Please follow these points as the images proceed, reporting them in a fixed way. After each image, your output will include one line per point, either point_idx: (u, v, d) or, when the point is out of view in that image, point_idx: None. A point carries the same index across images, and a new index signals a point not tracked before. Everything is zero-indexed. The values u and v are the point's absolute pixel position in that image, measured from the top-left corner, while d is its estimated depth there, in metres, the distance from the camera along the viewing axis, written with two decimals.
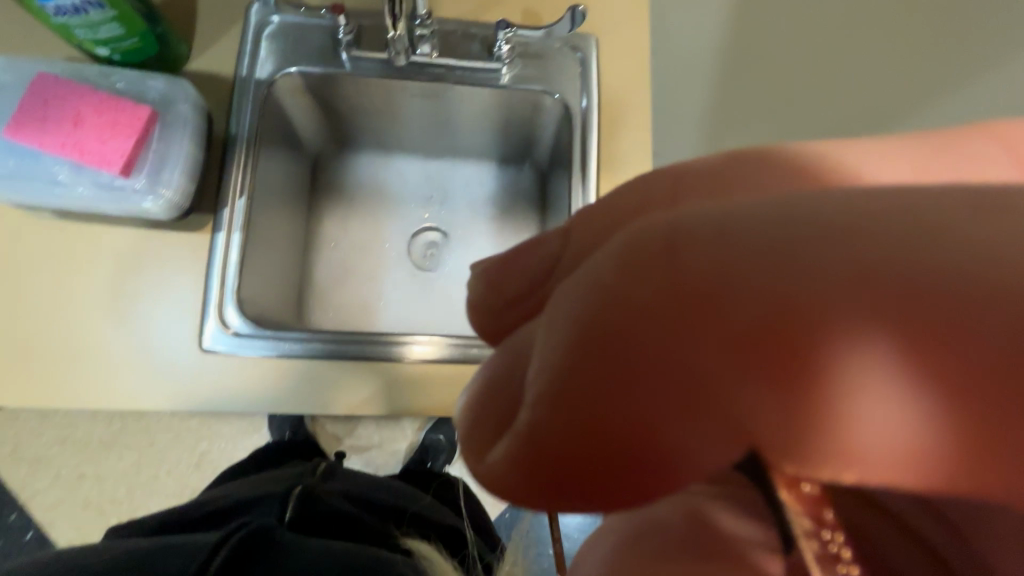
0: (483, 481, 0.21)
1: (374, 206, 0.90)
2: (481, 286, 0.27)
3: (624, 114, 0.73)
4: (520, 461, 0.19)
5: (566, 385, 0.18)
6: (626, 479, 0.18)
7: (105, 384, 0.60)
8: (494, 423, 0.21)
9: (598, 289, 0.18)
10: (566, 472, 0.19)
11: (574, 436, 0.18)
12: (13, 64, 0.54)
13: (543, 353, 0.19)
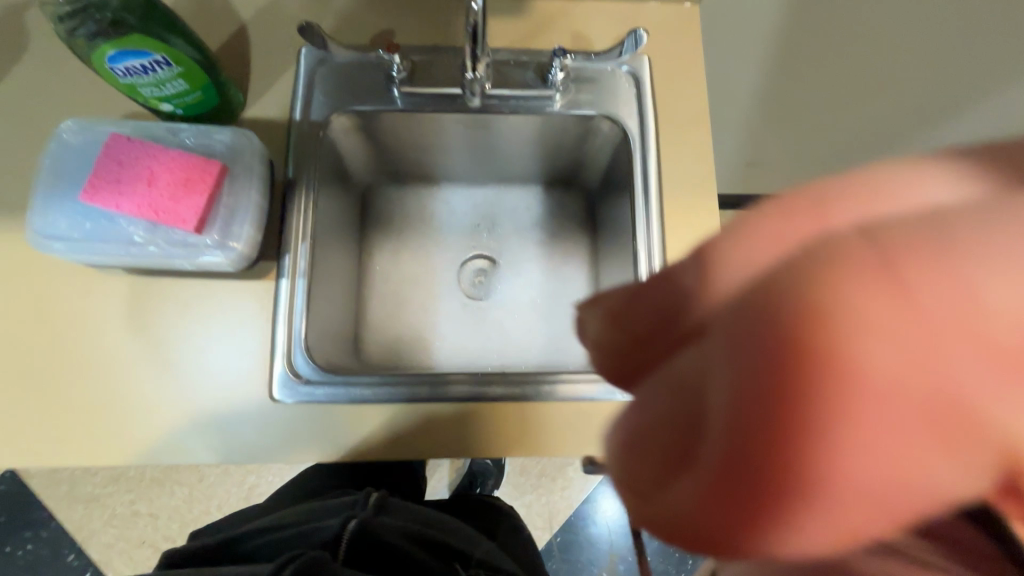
0: (654, 526, 0.16)
1: (424, 237, 0.89)
2: (604, 322, 0.19)
3: (682, 133, 0.71)
4: (711, 503, 0.15)
5: (763, 407, 0.14)
6: (857, 524, 0.14)
7: (170, 439, 0.60)
8: (661, 465, 0.16)
9: (811, 292, 0.14)
10: (775, 512, 0.14)
11: (785, 475, 0.14)
12: (88, 129, 0.54)
13: (734, 372, 0.15)
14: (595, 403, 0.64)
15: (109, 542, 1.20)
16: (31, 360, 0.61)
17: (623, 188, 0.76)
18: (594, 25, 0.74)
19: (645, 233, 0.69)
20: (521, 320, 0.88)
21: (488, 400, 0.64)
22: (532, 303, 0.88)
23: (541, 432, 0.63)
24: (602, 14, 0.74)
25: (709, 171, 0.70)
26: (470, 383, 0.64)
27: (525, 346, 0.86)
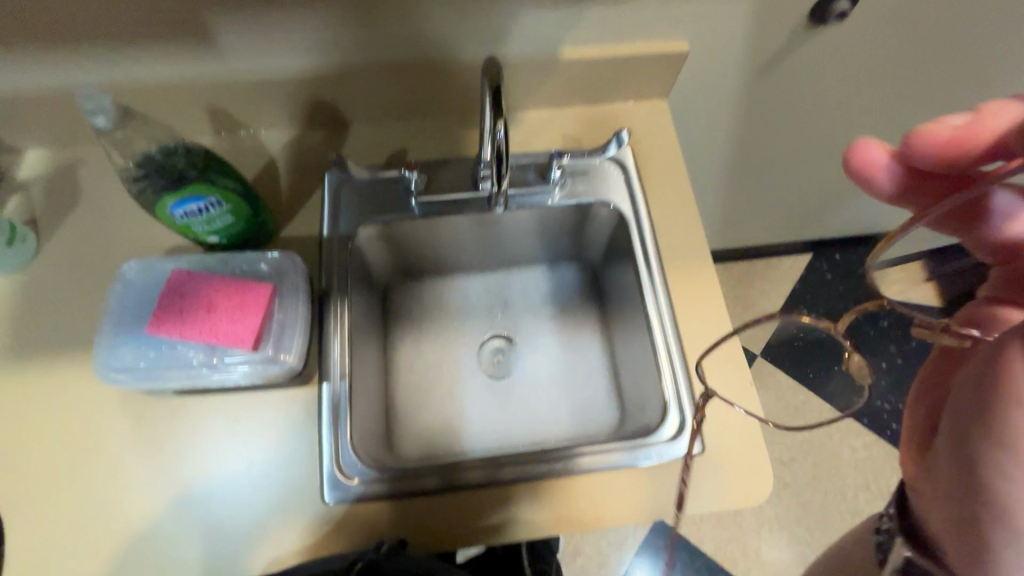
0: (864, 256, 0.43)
1: (444, 324, 0.95)
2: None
3: (672, 210, 0.80)
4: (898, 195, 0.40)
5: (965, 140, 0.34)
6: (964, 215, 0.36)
7: (213, 556, 0.61)
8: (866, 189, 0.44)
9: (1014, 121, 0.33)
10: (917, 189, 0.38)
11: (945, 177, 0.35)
12: (148, 266, 0.60)
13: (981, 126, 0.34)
14: (633, 468, 0.67)
15: None
16: (87, 488, 0.62)
17: (625, 261, 0.83)
18: (580, 125, 0.84)
19: (653, 301, 0.75)
20: (544, 394, 0.91)
21: (524, 477, 0.66)
22: (553, 377, 0.92)
23: (586, 504, 0.66)
24: (586, 115, 0.85)
25: (700, 238, 0.78)
26: (503, 462, 0.67)
27: (552, 420, 0.89)
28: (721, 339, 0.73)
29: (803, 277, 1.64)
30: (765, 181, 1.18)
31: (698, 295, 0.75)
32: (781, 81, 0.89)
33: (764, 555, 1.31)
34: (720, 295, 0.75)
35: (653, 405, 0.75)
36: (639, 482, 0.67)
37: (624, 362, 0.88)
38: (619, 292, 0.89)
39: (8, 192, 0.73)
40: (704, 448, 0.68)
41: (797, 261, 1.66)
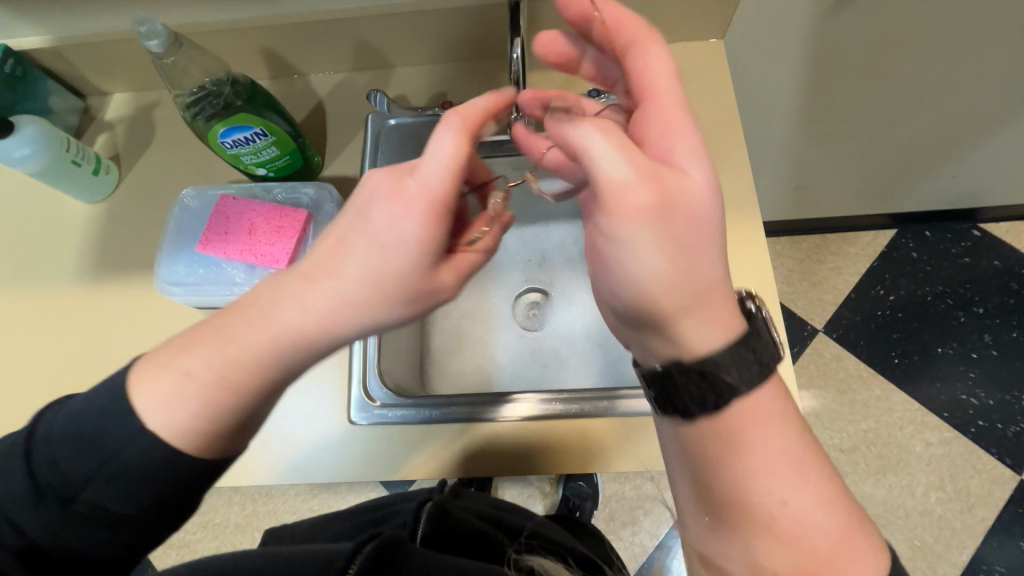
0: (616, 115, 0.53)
1: (480, 274, 0.96)
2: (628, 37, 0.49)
3: (720, 156, 0.76)
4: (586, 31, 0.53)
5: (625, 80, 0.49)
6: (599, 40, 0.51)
7: (257, 459, 0.67)
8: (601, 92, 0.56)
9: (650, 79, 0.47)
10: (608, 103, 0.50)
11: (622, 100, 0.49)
12: (202, 193, 0.66)
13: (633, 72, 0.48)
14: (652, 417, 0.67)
15: None
16: None
17: None
18: None
19: None
20: (576, 347, 0.90)
21: (517, 419, 0.68)
22: (586, 332, 0.91)
23: (601, 446, 0.66)
24: None
25: (747, 190, 0.73)
26: (502, 402, 0.69)
27: (581, 373, 0.88)
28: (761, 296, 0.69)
29: (883, 253, 1.49)
30: (839, 142, 1.08)
31: (740, 250, 0.71)
32: (860, 20, 0.80)
33: None
34: (764, 251, 0.71)
35: None
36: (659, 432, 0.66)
37: None
38: None
39: (97, 130, 0.82)
40: None
41: (877, 236, 1.51)
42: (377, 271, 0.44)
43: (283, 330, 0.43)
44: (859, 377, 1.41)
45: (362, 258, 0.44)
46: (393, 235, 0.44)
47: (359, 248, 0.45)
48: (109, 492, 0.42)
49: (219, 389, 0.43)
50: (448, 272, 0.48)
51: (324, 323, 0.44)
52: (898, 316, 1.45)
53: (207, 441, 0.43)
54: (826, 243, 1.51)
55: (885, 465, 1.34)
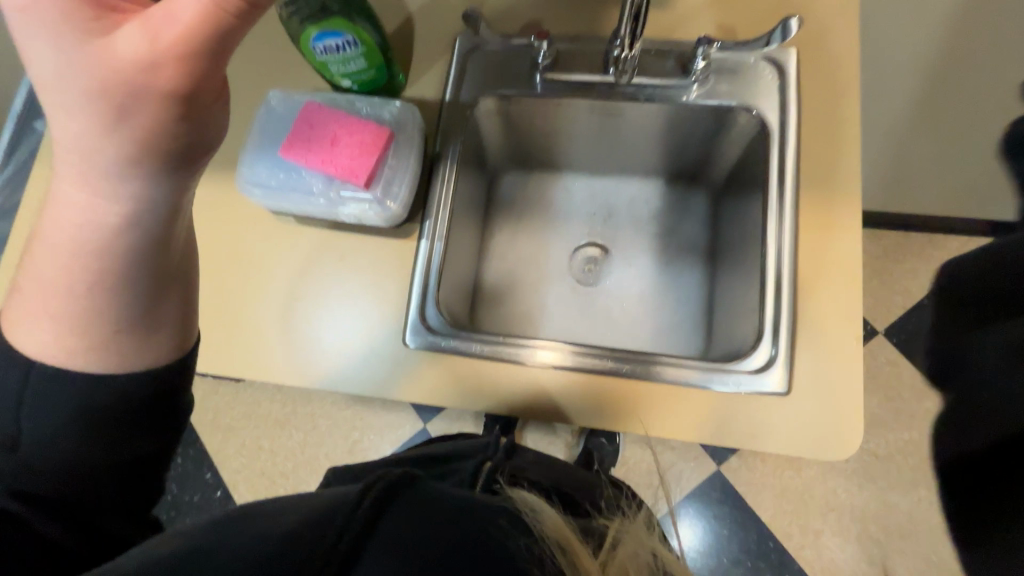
0: None
1: (542, 221, 0.94)
2: None
3: (834, 129, 0.69)
4: None
5: None
6: None
7: (314, 366, 0.70)
8: None
9: None
10: None
11: None
12: (288, 97, 0.66)
13: None
14: (702, 390, 0.65)
15: (237, 467, 1.53)
16: (225, 285, 0.73)
17: (755, 187, 0.75)
18: (740, 17, 0.74)
19: (775, 223, 0.68)
20: (628, 308, 0.89)
21: (539, 364, 0.68)
22: (640, 294, 0.90)
23: (646, 408, 0.66)
24: (756, 8, 0.74)
25: (852, 171, 0.68)
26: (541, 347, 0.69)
27: (630, 334, 0.87)
28: (845, 287, 0.65)
29: None
30: (959, 132, 0.97)
31: (833, 234, 0.66)
32: None
33: (824, 540, 1.27)
34: (857, 238, 0.66)
35: (744, 335, 0.72)
36: (709, 408, 0.65)
37: (723, 292, 0.83)
38: (737, 219, 0.82)
39: None
40: (790, 390, 0.64)
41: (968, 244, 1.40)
42: (108, 104, 0.40)
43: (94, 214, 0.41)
44: (913, 390, 1.34)
45: (68, 103, 0.40)
46: (99, 74, 0.39)
47: (67, 104, 0.40)
48: (41, 444, 0.42)
49: (72, 292, 0.41)
50: (135, 39, 0.39)
51: (113, 177, 0.41)
52: None
53: (98, 346, 0.42)
54: (910, 241, 1.41)
55: (919, 478, 1.29)
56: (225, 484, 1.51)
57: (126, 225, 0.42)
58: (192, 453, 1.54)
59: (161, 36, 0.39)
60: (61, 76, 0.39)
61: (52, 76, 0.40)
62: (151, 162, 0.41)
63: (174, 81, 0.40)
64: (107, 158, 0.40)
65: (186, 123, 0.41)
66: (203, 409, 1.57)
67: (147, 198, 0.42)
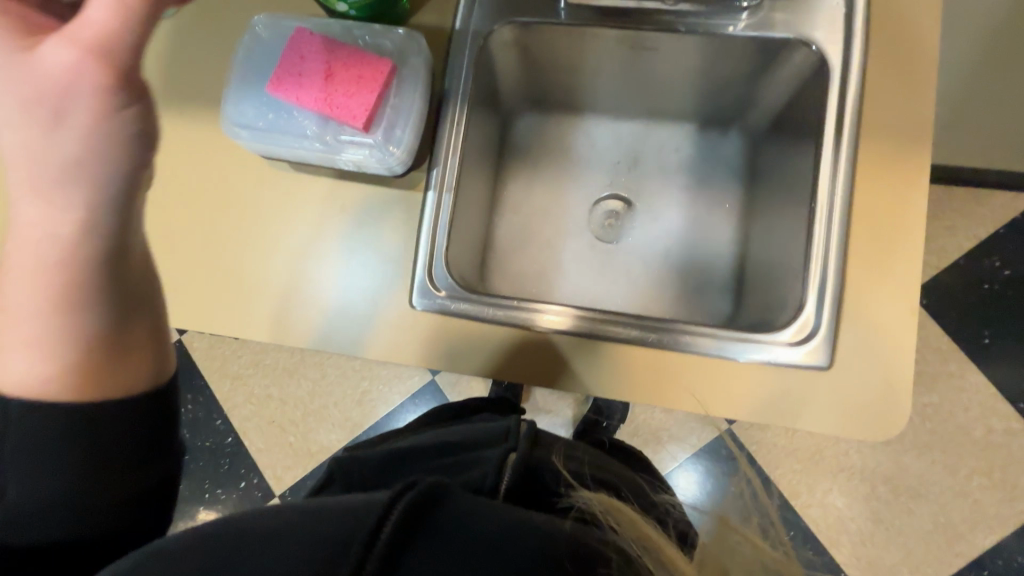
0: None
1: (560, 170, 0.86)
2: None
3: (904, 66, 0.60)
4: None
5: None
6: None
7: (315, 328, 0.65)
8: None
9: None
10: None
11: None
12: (275, 23, 0.57)
13: None
14: (734, 362, 0.60)
15: (247, 415, 1.54)
16: (217, 238, 0.67)
17: (804, 134, 0.67)
18: None
19: (828, 177, 0.60)
20: (651, 268, 0.83)
21: (555, 330, 0.63)
22: (665, 252, 0.83)
23: (671, 379, 0.61)
24: None
25: (922, 119, 0.59)
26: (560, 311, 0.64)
27: (651, 296, 0.81)
28: (900, 252, 0.58)
29: (1015, 220, 1.30)
30: None
31: (891, 193, 0.59)
32: None
33: (831, 499, 1.26)
34: (920, 197, 0.58)
35: (781, 302, 0.66)
36: (739, 382, 0.60)
37: (756, 253, 0.76)
38: (779, 171, 0.74)
39: None
40: (831, 364, 0.58)
41: (1015, 200, 1.30)
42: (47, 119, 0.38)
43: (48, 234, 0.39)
44: (938, 353, 1.29)
45: (8, 122, 0.39)
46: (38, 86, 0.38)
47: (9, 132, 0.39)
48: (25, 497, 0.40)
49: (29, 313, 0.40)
50: (55, 51, 0.38)
51: (54, 190, 0.39)
52: (1006, 293, 1.30)
53: (59, 370, 0.40)
54: (952, 197, 1.31)
55: (934, 442, 1.27)
56: (235, 431, 1.52)
57: (83, 235, 0.40)
58: (201, 400, 1.54)
59: (83, 41, 0.38)
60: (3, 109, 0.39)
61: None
62: (92, 171, 0.39)
63: (108, 73, 0.38)
64: (46, 176, 0.39)
65: (130, 123, 0.40)
66: (211, 357, 1.56)
67: (95, 217, 0.40)
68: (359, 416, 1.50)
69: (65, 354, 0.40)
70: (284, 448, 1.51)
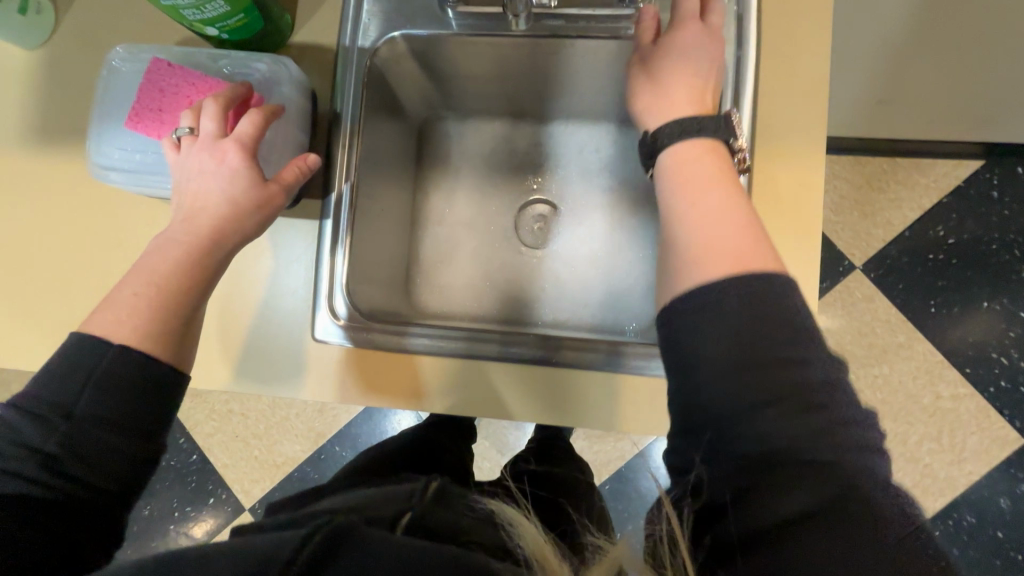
0: None
1: (480, 176, 0.84)
2: None
3: (794, 63, 0.59)
4: None
5: None
6: None
7: (218, 367, 0.62)
8: None
9: None
10: None
11: None
12: (132, 55, 0.55)
13: None
14: (642, 377, 0.60)
15: (210, 432, 1.50)
16: (109, 281, 0.63)
17: None
18: None
19: None
20: (578, 272, 0.81)
21: (463, 351, 0.62)
22: (591, 256, 0.81)
23: (580, 396, 0.61)
24: None
25: (817, 116, 0.58)
26: (471, 335, 0.63)
27: (579, 301, 0.80)
28: (798, 255, 0.58)
29: (957, 188, 1.31)
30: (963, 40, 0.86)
31: (792, 196, 0.58)
32: None
33: None
34: (820, 196, 0.58)
35: None
36: (645, 395, 0.60)
37: None
38: None
39: None
40: None
41: (957, 168, 1.31)
42: (231, 194, 0.49)
43: (176, 250, 0.48)
44: (887, 323, 1.30)
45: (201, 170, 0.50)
46: (217, 159, 0.49)
47: (190, 180, 0.50)
48: (90, 423, 0.44)
49: (154, 297, 0.47)
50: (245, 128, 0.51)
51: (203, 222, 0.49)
52: (951, 261, 1.30)
53: (157, 339, 0.46)
54: (894, 169, 1.32)
55: (886, 411, 1.29)
56: (200, 449, 1.48)
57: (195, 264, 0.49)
58: None
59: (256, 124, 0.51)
60: (188, 166, 0.50)
61: (184, 169, 0.50)
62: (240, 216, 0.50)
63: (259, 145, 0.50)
64: (207, 207, 0.49)
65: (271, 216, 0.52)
66: None
67: (209, 273, 0.49)
68: (323, 425, 1.47)
69: (162, 332, 0.47)
70: (250, 462, 1.47)
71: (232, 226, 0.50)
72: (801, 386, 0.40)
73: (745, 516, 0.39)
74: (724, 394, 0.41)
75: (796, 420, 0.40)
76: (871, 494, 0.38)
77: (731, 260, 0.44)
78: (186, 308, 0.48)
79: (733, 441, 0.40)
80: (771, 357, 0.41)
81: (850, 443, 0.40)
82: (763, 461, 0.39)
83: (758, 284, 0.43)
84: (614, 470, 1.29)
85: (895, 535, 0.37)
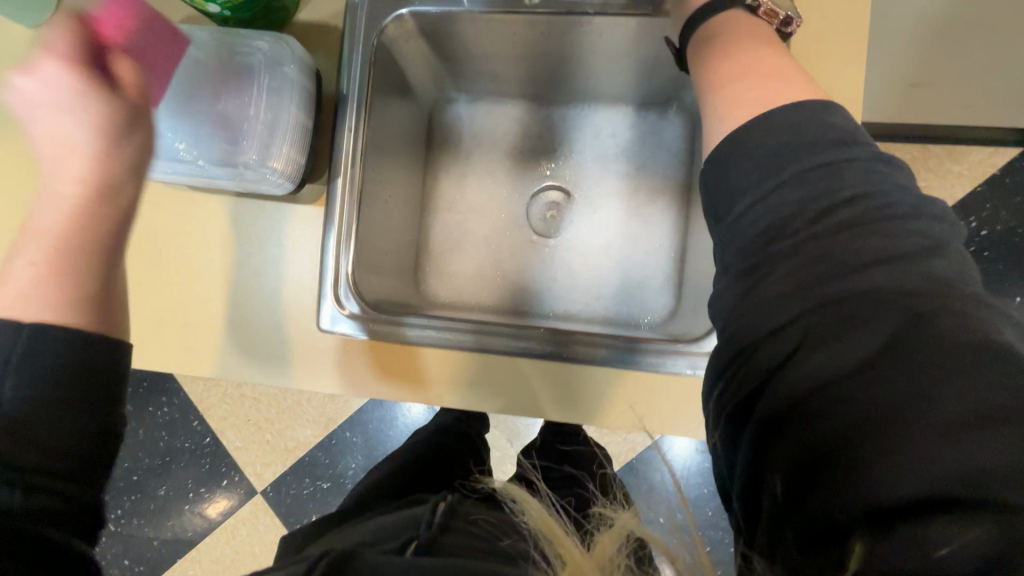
0: None
1: (491, 161, 0.81)
2: None
3: (826, 43, 0.55)
4: None
5: None
6: None
7: (221, 356, 0.61)
8: None
9: None
10: None
11: None
12: None
13: None
14: (656, 373, 0.58)
15: (222, 416, 1.49)
16: None
17: None
18: None
19: None
20: (591, 263, 0.78)
21: (470, 341, 0.60)
22: (607, 245, 0.78)
23: (590, 390, 0.59)
24: None
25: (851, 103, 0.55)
26: (482, 327, 0.61)
27: (594, 292, 0.78)
28: None
29: (994, 176, 1.24)
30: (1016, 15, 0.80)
31: None
32: None
33: None
34: None
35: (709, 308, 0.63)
36: (658, 392, 0.58)
37: (695, 247, 0.72)
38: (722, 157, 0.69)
39: None
40: None
41: (994, 156, 1.24)
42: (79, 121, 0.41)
43: (55, 208, 0.41)
44: None
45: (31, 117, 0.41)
46: (48, 86, 0.40)
47: (38, 129, 0.42)
48: (18, 417, 0.38)
49: (55, 260, 0.41)
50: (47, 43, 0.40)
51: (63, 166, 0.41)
52: (984, 254, 1.23)
53: (79, 305, 0.41)
54: (927, 156, 1.25)
55: None
56: (213, 433, 1.47)
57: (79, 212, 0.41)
58: (176, 403, 1.49)
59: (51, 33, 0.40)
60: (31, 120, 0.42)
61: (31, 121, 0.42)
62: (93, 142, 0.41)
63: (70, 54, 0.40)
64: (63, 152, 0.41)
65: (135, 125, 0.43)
66: None
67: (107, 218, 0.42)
68: (334, 411, 1.45)
69: (85, 301, 0.41)
70: (262, 445, 1.45)
71: (104, 163, 0.42)
72: (857, 233, 0.39)
73: (790, 394, 0.37)
74: (787, 301, 0.39)
75: (833, 283, 0.38)
76: (950, 347, 0.34)
77: (755, 168, 0.42)
78: (95, 259, 0.42)
79: (769, 317, 0.40)
80: (805, 218, 0.40)
81: (920, 287, 0.36)
82: (803, 340, 0.38)
83: (784, 159, 0.41)
84: (625, 463, 1.26)
85: (972, 395, 0.33)
